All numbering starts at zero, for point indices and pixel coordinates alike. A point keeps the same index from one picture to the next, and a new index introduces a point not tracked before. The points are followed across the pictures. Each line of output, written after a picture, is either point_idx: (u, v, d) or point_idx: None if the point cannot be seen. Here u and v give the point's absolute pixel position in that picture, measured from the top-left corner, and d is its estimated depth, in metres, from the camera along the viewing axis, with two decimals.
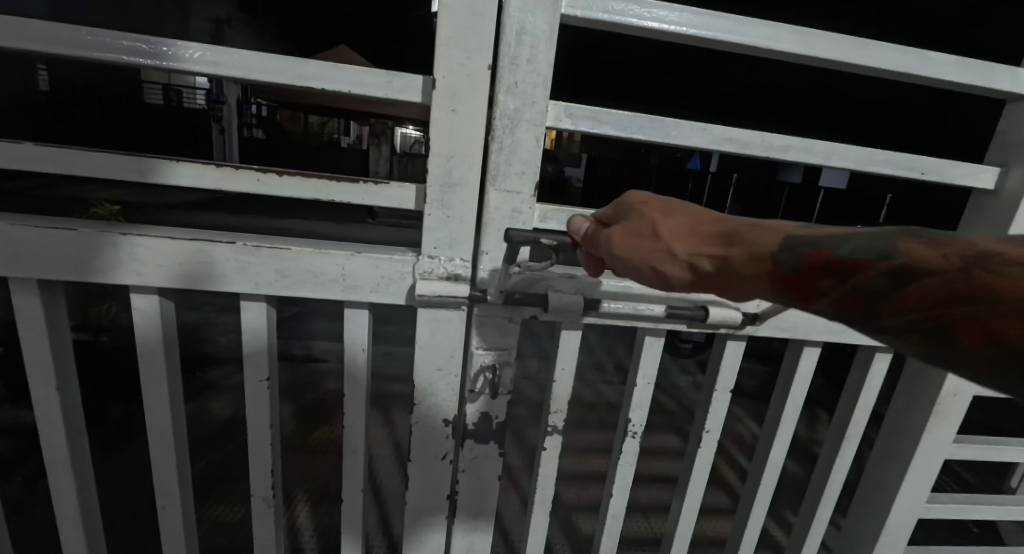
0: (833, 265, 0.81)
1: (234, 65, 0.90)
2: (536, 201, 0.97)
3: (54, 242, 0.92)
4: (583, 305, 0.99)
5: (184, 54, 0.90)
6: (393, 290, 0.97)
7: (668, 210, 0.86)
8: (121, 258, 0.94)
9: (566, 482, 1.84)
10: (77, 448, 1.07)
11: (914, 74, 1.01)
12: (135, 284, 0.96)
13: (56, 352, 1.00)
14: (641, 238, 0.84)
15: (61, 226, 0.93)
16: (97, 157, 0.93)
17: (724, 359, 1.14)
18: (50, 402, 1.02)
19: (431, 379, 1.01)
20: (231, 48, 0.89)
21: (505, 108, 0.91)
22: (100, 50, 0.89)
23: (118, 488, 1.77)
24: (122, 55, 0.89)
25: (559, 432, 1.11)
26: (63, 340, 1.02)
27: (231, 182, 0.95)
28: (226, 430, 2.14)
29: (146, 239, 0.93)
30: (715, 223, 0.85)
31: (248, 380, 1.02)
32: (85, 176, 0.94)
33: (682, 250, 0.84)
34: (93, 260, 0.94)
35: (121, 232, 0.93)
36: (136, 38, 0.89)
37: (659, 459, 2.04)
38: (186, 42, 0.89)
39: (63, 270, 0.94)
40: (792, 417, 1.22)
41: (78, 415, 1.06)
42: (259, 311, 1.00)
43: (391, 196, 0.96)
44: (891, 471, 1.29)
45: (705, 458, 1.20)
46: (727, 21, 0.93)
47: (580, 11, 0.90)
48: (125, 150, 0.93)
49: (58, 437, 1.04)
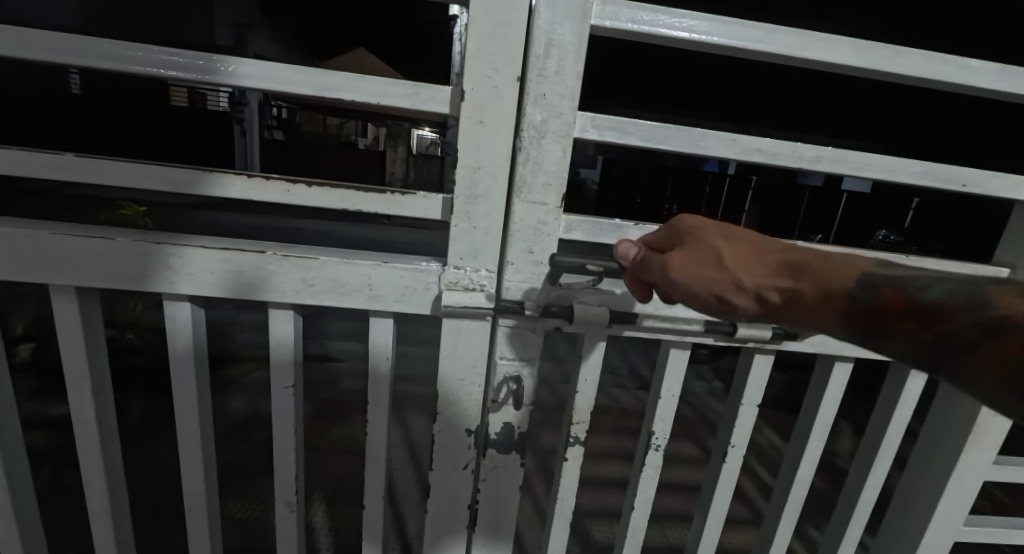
0: (877, 296, 0.81)
1: (265, 77, 0.91)
2: (561, 212, 0.96)
3: (92, 249, 0.94)
4: (606, 318, 0.97)
5: (216, 67, 0.90)
6: (417, 300, 0.97)
7: (732, 236, 0.87)
8: (154, 266, 0.95)
9: (584, 488, 1.83)
10: (109, 449, 1.08)
11: (954, 82, 0.97)
12: (167, 291, 0.97)
13: (90, 355, 1.01)
14: (697, 258, 0.85)
15: (98, 234, 0.94)
16: (131, 167, 0.94)
17: (751, 371, 1.11)
18: (84, 404, 1.03)
19: (454, 387, 1.01)
20: (262, 61, 0.90)
21: (532, 119, 0.91)
22: (134, 64, 0.91)
23: (139, 482, 1.81)
24: (155, 68, 0.91)
25: (580, 443, 1.08)
26: (97, 344, 1.03)
27: (260, 193, 0.95)
28: (244, 427, 2.18)
29: (178, 248, 0.94)
30: (782, 256, 0.86)
31: (273, 387, 1.03)
32: (121, 186, 0.96)
33: (751, 281, 0.85)
34: (126, 268, 0.95)
35: (155, 241, 0.94)
36: (169, 51, 0.90)
37: (674, 467, 2.02)
38: (218, 55, 0.90)
39: (99, 277, 0.95)
40: (820, 436, 1.19)
41: (110, 418, 1.07)
42: (286, 318, 1.00)
43: (417, 206, 0.96)
44: (926, 490, 1.26)
45: (729, 472, 1.18)
46: (757, 31, 0.91)
47: (609, 21, 0.89)
48: (157, 161, 0.94)
49: (92, 440, 1.05)
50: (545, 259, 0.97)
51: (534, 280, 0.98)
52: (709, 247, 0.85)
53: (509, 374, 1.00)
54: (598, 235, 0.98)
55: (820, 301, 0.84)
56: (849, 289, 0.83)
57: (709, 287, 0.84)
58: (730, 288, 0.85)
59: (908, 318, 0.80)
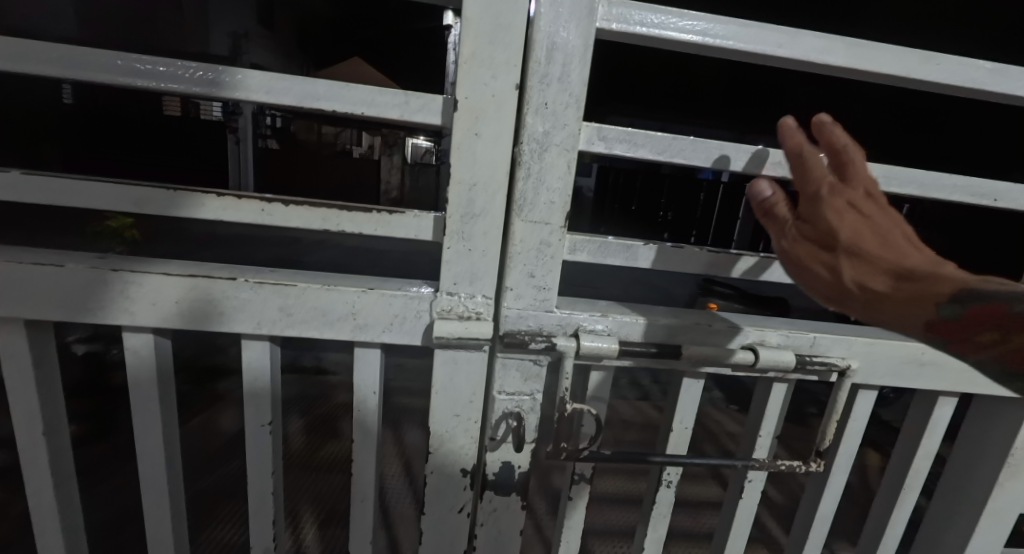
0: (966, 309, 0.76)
1: (198, 81, 0.78)
2: (566, 232, 0.81)
3: (41, 278, 0.82)
4: (616, 352, 0.82)
5: (142, 68, 0.77)
6: (407, 330, 0.83)
7: (864, 224, 0.75)
8: (112, 297, 0.83)
9: (595, 507, 1.74)
10: (65, 496, 0.94)
11: (985, 91, 0.84)
12: (128, 324, 0.85)
13: (42, 393, 0.89)
14: (824, 248, 0.76)
15: (45, 262, 0.82)
16: (39, 190, 0.79)
17: (767, 407, 0.92)
18: (36, 448, 0.90)
19: (448, 426, 0.86)
20: (200, 64, 0.77)
21: (533, 130, 0.77)
22: (39, 65, 0.77)
23: (115, 507, 1.69)
24: (65, 71, 0.77)
25: (588, 480, 0.91)
26: (50, 381, 0.90)
27: (232, 212, 0.80)
28: (229, 446, 2.08)
29: (138, 276, 0.82)
30: (898, 246, 0.77)
31: (248, 424, 0.90)
32: (75, 208, 0.80)
33: (858, 272, 0.76)
34: (82, 299, 0.83)
35: (110, 268, 0.82)
36: (86, 53, 0.77)
37: (692, 485, 1.94)
38: (147, 56, 0.77)
39: (46, 310, 0.83)
40: (844, 467, 0.97)
41: (68, 459, 0.94)
42: (262, 350, 0.87)
43: (405, 226, 0.81)
44: (950, 533, 1.05)
45: (746, 509, 0.97)
46: (776, 34, 0.78)
47: (616, 24, 0.76)
48: (114, 179, 0.80)
49: (44, 488, 0.92)
50: (548, 284, 0.82)
51: (535, 307, 0.83)
52: (848, 221, 0.74)
53: (509, 412, 0.85)
54: (605, 256, 0.84)
55: (915, 303, 0.77)
56: (945, 299, 0.76)
57: (826, 278, 0.76)
58: (850, 280, 0.76)
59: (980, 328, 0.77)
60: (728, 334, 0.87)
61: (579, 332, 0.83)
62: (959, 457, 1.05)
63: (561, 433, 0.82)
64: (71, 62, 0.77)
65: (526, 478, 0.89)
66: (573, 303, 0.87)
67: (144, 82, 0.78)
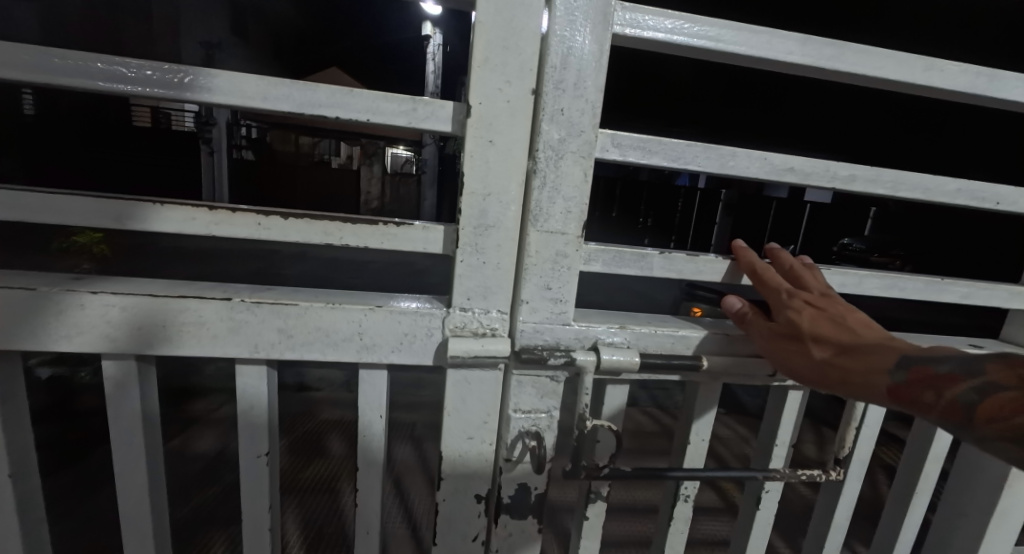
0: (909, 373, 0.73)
1: (185, 89, 0.73)
2: (582, 242, 0.79)
3: (10, 305, 0.76)
4: (636, 365, 0.80)
5: (128, 74, 0.73)
6: (417, 349, 0.80)
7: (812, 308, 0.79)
8: (89, 323, 0.78)
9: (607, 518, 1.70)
10: (36, 539, 0.88)
11: (986, 96, 0.84)
12: (108, 350, 0.80)
13: (10, 429, 0.83)
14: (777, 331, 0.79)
15: (14, 286, 0.76)
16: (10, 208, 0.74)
17: (782, 418, 0.91)
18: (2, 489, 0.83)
19: (461, 449, 0.82)
20: (188, 69, 0.73)
21: (548, 138, 0.75)
22: (12, 72, 0.72)
23: (86, 537, 1.60)
24: (40, 78, 0.72)
25: (603, 499, 0.88)
26: (19, 415, 0.84)
27: (229, 227, 0.76)
28: (209, 470, 1.99)
29: (120, 298, 0.77)
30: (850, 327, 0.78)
31: (243, 454, 0.85)
32: (51, 226, 0.75)
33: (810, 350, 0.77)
34: (55, 325, 0.78)
35: (89, 291, 0.77)
36: (63, 59, 0.72)
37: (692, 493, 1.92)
38: (134, 61, 0.73)
39: (15, 338, 0.78)
40: (857, 475, 0.96)
41: (38, 500, 0.88)
42: (259, 373, 0.83)
43: (414, 238, 0.78)
44: (958, 538, 1.05)
45: (762, 524, 0.95)
46: (785, 40, 0.77)
47: (629, 29, 0.74)
48: (94, 194, 0.75)
49: (12, 532, 0.85)
50: (564, 296, 0.80)
51: (551, 320, 0.80)
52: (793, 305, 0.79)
53: (525, 432, 0.82)
54: (620, 266, 0.82)
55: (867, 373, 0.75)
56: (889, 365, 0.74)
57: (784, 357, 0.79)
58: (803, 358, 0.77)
59: (932, 391, 0.72)
60: (746, 344, 0.86)
61: (598, 346, 0.81)
62: (963, 460, 1.05)
63: (580, 451, 0.80)
64: (48, 68, 0.72)
65: (542, 501, 0.86)
66: (589, 316, 0.85)
67: (130, 90, 0.74)
